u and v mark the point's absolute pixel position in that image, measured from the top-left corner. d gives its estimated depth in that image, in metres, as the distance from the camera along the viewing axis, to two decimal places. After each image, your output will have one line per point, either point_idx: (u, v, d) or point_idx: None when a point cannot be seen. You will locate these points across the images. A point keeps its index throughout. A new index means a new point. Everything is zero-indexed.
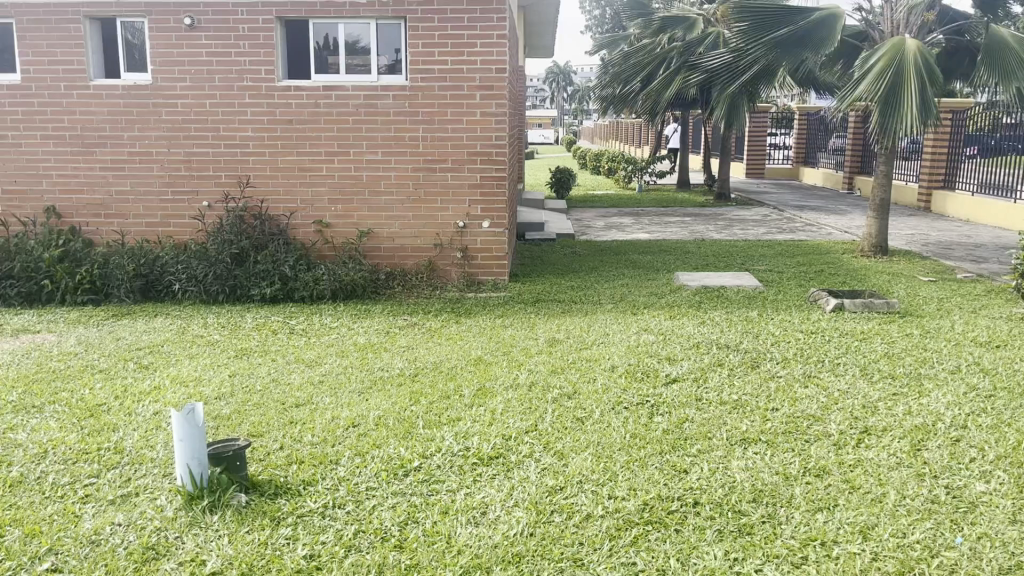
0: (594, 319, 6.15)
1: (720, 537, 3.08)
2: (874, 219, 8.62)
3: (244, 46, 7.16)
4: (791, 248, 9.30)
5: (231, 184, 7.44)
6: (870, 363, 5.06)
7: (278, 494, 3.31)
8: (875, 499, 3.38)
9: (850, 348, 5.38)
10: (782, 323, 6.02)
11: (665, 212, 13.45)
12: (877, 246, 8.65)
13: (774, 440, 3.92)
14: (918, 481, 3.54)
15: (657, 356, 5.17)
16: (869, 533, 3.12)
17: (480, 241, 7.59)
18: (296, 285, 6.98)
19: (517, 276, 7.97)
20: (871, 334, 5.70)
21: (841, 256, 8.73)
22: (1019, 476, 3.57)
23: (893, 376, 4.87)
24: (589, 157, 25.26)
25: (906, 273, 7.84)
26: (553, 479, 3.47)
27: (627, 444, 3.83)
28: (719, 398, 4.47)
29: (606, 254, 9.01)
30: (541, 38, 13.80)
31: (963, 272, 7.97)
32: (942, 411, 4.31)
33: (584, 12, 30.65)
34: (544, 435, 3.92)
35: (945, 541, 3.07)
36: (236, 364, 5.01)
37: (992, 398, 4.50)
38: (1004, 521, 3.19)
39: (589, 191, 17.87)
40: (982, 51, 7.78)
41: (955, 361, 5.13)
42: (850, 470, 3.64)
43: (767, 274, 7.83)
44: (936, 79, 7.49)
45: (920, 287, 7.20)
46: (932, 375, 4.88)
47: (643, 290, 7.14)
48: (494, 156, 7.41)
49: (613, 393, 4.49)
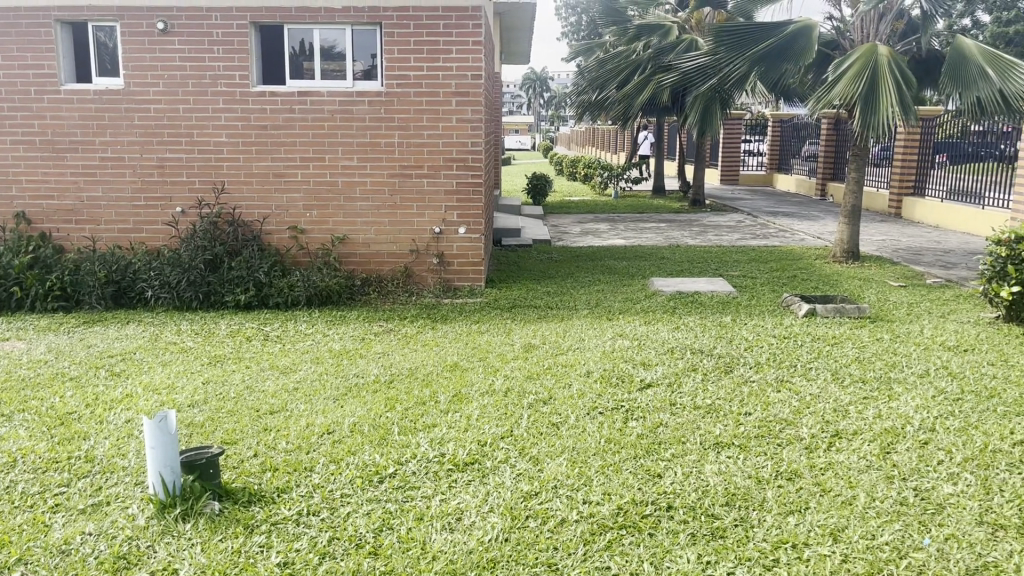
0: (569, 324, 6.18)
1: (693, 541, 3.10)
2: (845, 224, 8.73)
3: (218, 51, 7.12)
4: (765, 254, 9.40)
5: (205, 190, 7.39)
6: (841, 368, 5.13)
7: (252, 501, 3.29)
8: (845, 501, 3.43)
9: (821, 353, 5.45)
10: (755, 328, 6.08)
11: (641, 217, 13.54)
12: (849, 251, 8.77)
13: (747, 445, 3.96)
14: (887, 483, 3.59)
15: (632, 361, 5.20)
16: (839, 535, 3.16)
17: (457, 247, 7.59)
18: (270, 291, 6.94)
19: (493, 282, 7.98)
20: (842, 338, 5.77)
21: (813, 262, 8.84)
22: (985, 478, 3.63)
23: (863, 380, 4.94)
24: (565, 163, 25.34)
25: (877, 278, 7.96)
26: (528, 484, 3.48)
27: (602, 449, 3.85)
28: (693, 402, 4.51)
29: (581, 260, 9.05)
30: (518, 44, 13.85)
31: (932, 277, 8.10)
32: (911, 414, 4.38)
33: (560, 18, 30.80)
34: (519, 440, 3.93)
35: (914, 543, 3.12)
36: (209, 371, 4.98)
37: (959, 402, 4.58)
38: (971, 522, 3.25)
39: (566, 197, 17.95)
40: (950, 64, 7.96)
41: (924, 364, 5.22)
42: (821, 473, 3.69)
43: (741, 279, 7.90)
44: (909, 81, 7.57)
45: (890, 292, 7.31)
46: (901, 379, 4.96)
47: (618, 296, 7.18)
48: (470, 162, 7.42)
49: (589, 398, 4.51)
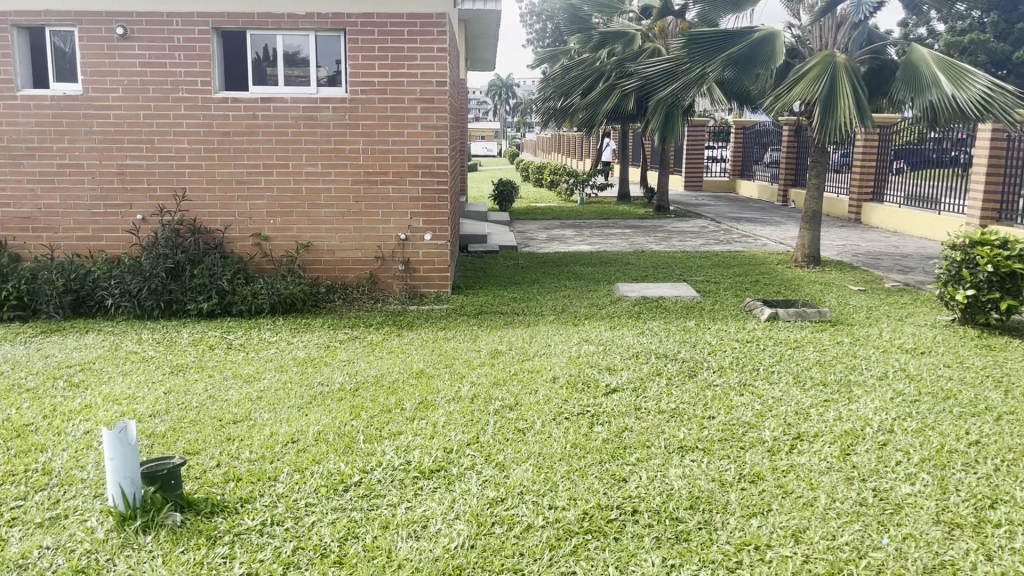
0: (534, 330, 6.20)
1: (657, 544, 3.13)
2: (806, 229, 8.87)
3: (179, 57, 7.04)
4: (728, 259, 9.50)
5: (167, 198, 7.30)
6: (802, 371, 5.21)
7: (214, 512, 3.26)
8: (806, 503, 3.49)
9: (783, 356, 5.53)
10: (719, 332, 6.15)
11: (606, 223, 13.62)
12: (810, 256, 8.91)
13: (710, 448, 4.00)
14: (847, 485, 3.66)
15: (598, 366, 5.23)
16: (800, 536, 3.21)
17: (423, 253, 7.58)
18: (234, 299, 6.87)
19: (458, 288, 7.98)
20: (804, 342, 5.86)
21: (775, 266, 8.96)
22: (942, 478, 3.71)
23: (824, 383, 5.02)
24: (531, 169, 25.42)
25: (837, 282, 8.10)
26: (494, 491, 3.48)
27: (568, 454, 3.87)
28: (658, 406, 4.54)
29: (547, 266, 9.08)
30: (483, 51, 13.88)
31: (890, 281, 8.26)
32: (870, 416, 4.46)
33: (525, 25, 30.93)
34: (485, 447, 3.93)
35: (873, 542, 3.17)
36: (171, 380, 4.91)
37: (917, 403, 4.67)
38: (928, 521, 3.32)
39: (532, 203, 18.00)
40: (906, 71, 8.12)
41: (883, 367, 5.31)
42: (782, 475, 3.74)
43: (705, 284, 7.99)
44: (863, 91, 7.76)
45: (849, 296, 7.44)
46: (861, 381, 5.04)
47: (584, 301, 7.22)
48: (436, 169, 7.43)
49: (555, 404, 4.53)
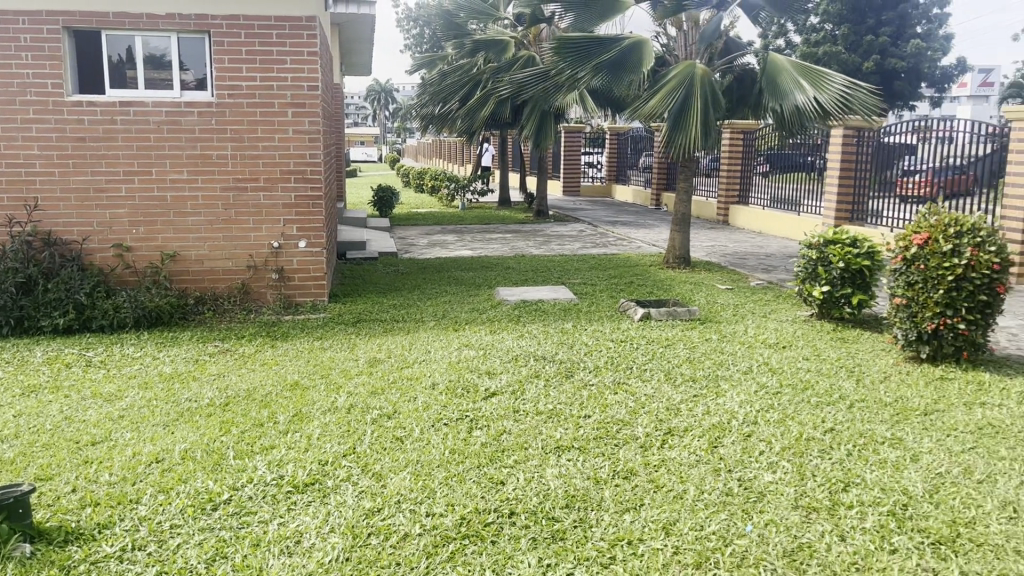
0: (414, 337, 6.16)
1: (533, 545, 3.16)
2: (677, 232, 9.19)
3: (27, 57, 6.62)
4: (604, 262, 9.74)
5: (15, 207, 6.83)
6: (673, 368, 5.39)
7: (69, 541, 3.07)
8: (676, 495, 3.61)
9: (655, 354, 5.71)
10: (594, 333, 6.29)
11: (486, 229, 13.69)
12: (681, 257, 9.25)
13: (586, 447, 4.09)
14: (714, 476, 3.81)
15: (477, 371, 5.25)
16: (670, 528, 3.32)
17: (297, 261, 7.43)
18: (93, 313, 6.50)
19: (336, 296, 7.84)
20: (675, 340, 6.08)
21: (649, 268, 9.25)
22: (800, 465, 3.93)
23: (693, 378, 5.21)
24: (411, 175, 25.29)
25: (707, 282, 8.44)
26: (370, 501, 3.44)
27: (446, 460, 3.86)
28: (535, 408, 4.60)
29: (427, 272, 9.05)
30: (357, 55, 13.72)
31: (755, 279, 8.68)
32: (736, 409, 4.67)
33: (402, 30, 30.80)
34: (362, 457, 3.87)
35: (738, 530, 3.32)
36: (21, 403, 4.59)
37: (778, 395, 4.93)
38: (788, 507, 3.51)
39: (412, 209, 17.89)
40: (766, 78, 8.52)
41: (748, 362, 5.57)
42: (654, 470, 3.86)
43: (582, 287, 8.15)
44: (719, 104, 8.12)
45: (717, 295, 7.77)
46: (727, 376, 5.27)
47: (464, 306, 7.24)
48: (309, 175, 7.28)
49: (433, 410, 4.51)
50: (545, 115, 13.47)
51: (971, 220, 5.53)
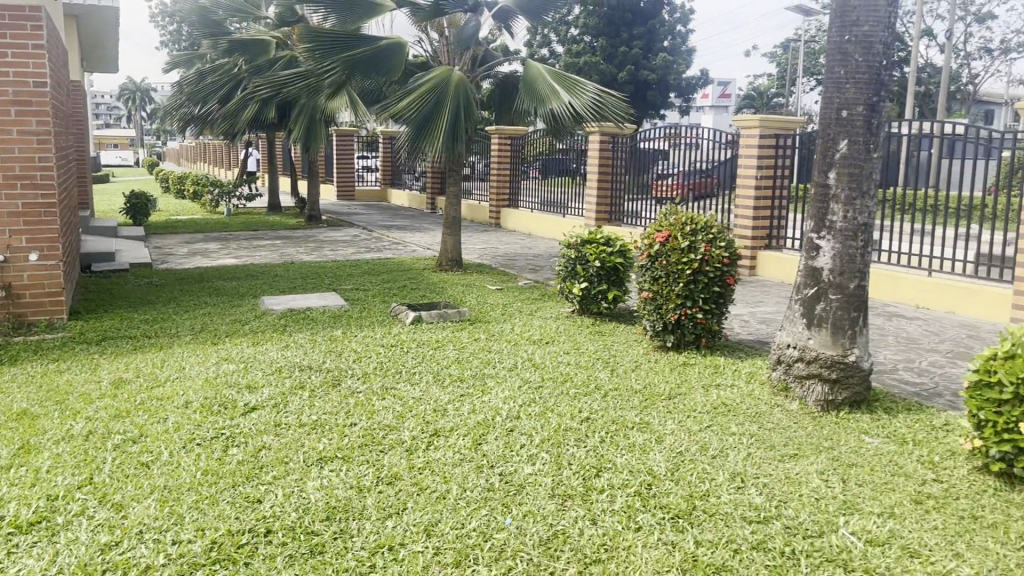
0: (167, 353, 5.75)
1: (291, 562, 3.05)
2: (448, 234, 9.32)
3: None
4: (376, 266, 9.66)
5: None
6: (441, 369, 5.45)
7: None
8: (439, 496, 3.64)
9: (424, 357, 5.74)
10: (364, 339, 6.21)
11: (254, 235, 13.12)
12: (452, 259, 9.38)
13: (350, 456, 4.02)
14: (476, 473, 3.89)
15: (237, 385, 5.00)
16: (432, 530, 3.34)
17: (28, 276, 6.67)
18: None
19: (78, 313, 7.15)
20: (444, 341, 6.14)
21: (422, 271, 9.30)
22: (558, 456, 4.11)
23: (460, 379, 5.29)
24: (171, 180, 23.69)
25: (477, 283, 8.63)
26: (108, 535, 3.16)
27: (198, 483, 3.64)
28: (298, 420, 4.46)
29: (186, 283, 8.51)
30: (99, 50, 12.63)
31: (523, 279, 9.00)
32: (500, 406, 4.80)
33: (155, 25, 28.79)
34: (100, 488, 3.55)
35: (497, 524, 3.41)
36: None
37: (540, 389, 5.13)
38: (545, 497, 3.66)
39: (172, 216, 16.75)
40: (524, 84, 8.85)
41: (513, 359, 5.75)
42: (418, 473, 3.87)
43: (353, 293, 8.03)
44: (468, 114, 8.51)
45: (487, 295, 7.97)
46: (494, 374, 5.41)
47: (226, 318, 6.87)
48: (39, 180, 6.60)
49: (186, 431, 4.24)
50: (313, 118, 13.21)
51: (704, 219, 6.09)
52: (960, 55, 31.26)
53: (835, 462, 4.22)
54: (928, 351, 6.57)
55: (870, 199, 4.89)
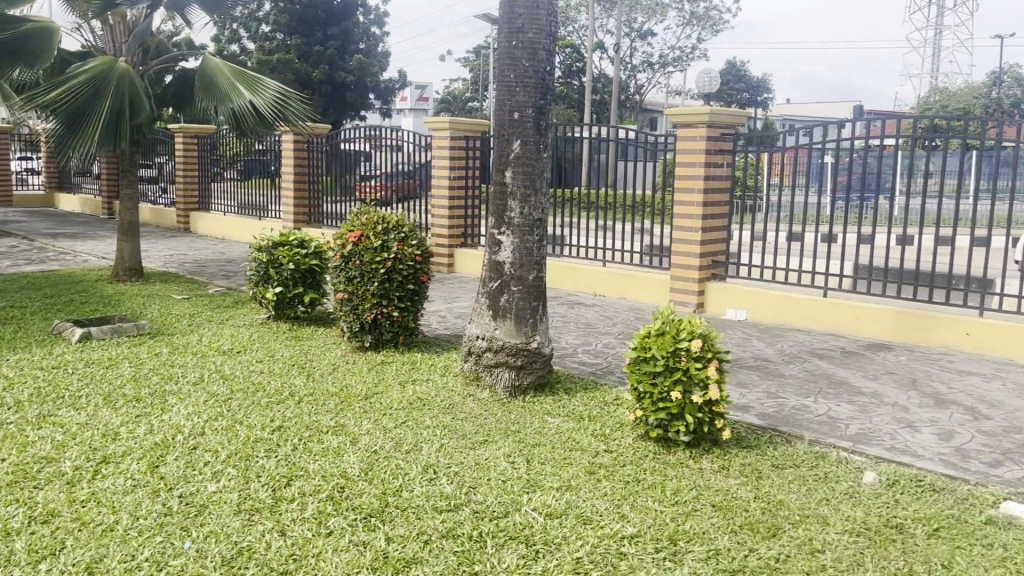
0: None
1: None
2: (124, 242, 8.52)
3: None
4: (39, 280, 8.56)
5: None
6: (114, 390, 4.94)
7: None
8: (106, 529, 3.29)
9: (93, 378, 5.17)
10: (18, 363, 5.45)
11: None
12: (131, 269, 8.59)
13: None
14: (152, 499, 3.57)
15: None
16: (95, 567, 3.01)
17: None
18: None
19: None
20: (118, 360, 5.58)
21: (95, 283, 8.40)
22: (245, 469, 3.91)
23: (136, 398, 4.84)
24: None
25: (161, 293, 7.98)
26: None
27: None
28: None
29: None
30: None
31: (214, 287, 8.49)
32: (182, 423, 4.46)
33: None
34: None
35: (174, 550, 3.17)
36: None
37: (228, 401, 4.85)
38: (229, 514, 3.46)
39: None
40: (200, 78, 8.32)
41: (198, 372, 5.38)
42: (81, 506, 3.47)
43: (7, 311, 7.03)
44: (135, 103, 7.94)
45: (172, 306, 7.40)
46: (175, 390, 5.01)
47: None
48: None
49: None
50: None
51: (396, 218, 6.15)
52: (626, 68, 34.88)
53: (520, 444, 4.48)
54: (602, 335, 7.21)
55: (542, 195, 5.26)
